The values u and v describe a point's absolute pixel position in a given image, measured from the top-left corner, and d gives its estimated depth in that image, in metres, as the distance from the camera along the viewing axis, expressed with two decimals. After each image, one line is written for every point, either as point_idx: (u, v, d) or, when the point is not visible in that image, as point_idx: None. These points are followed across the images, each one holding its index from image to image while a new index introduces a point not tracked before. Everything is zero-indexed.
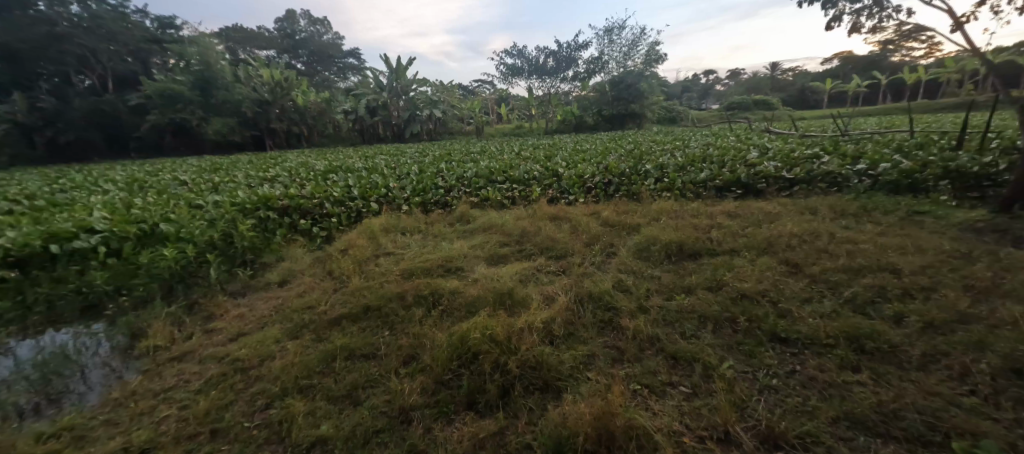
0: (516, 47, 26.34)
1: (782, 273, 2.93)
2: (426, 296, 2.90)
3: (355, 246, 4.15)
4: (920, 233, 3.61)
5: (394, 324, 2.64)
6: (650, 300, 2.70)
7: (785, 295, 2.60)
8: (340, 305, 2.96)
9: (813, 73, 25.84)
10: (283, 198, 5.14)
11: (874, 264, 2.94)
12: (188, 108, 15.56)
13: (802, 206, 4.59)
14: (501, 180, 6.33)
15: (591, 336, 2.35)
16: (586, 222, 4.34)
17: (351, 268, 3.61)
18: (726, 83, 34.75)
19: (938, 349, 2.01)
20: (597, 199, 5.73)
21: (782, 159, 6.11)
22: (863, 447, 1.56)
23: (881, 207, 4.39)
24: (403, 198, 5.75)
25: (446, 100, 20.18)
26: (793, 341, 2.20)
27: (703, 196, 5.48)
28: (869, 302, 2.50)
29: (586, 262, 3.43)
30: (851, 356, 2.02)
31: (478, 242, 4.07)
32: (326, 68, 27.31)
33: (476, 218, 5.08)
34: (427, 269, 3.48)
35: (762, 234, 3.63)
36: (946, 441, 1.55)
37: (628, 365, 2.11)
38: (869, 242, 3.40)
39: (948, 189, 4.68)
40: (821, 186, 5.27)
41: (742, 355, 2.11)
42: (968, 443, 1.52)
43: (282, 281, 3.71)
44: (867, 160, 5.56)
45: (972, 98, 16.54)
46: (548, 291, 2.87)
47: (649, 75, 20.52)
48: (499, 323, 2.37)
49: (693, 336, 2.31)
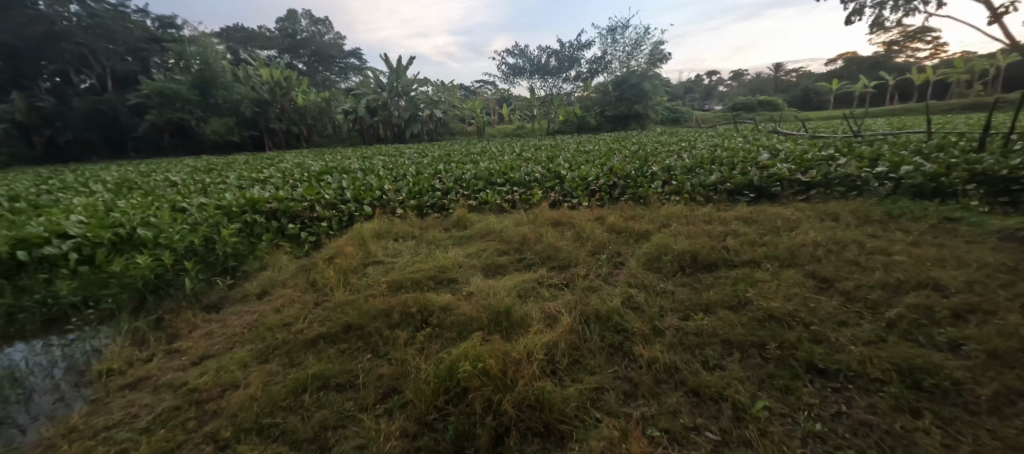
0: (518, 47, 26.00)
1: (811, 289, 2.62)
2: (414, 312, 2.60)
3: (343, 254, 3.85)
4: (958, 243, 3.29)
5: (377, 346, 2.36)
6: (665, 320, 2.40)
7: (819, 317, 2.30)
8: (321, 322, 2.68)
9: (819, 74, 25.47)
10: (271, 200, 4.81)
11: (914, 279, 2.63)
12: (186, 108, 15.34)
13: (821, 212, 4.28)
14: (501, 182, 6.04)
15: (599, 364, 2.06)
16: (591, 228, 4.04)
17: (336, 278, 3.33)
18: (729, 85, 34.38)
19: (1012, 388, 1.71)
20: (601, 202, 5.44)
21: (796, 161, 5.81)
22: None
23: (909, 213, 4.07)
24: (397, 201, 5.44)
25: (446, 100, 19.91)
26: (833, 372, 1.91)
27: (714, 200, 5.17)
28: (915, 325, 2.19)
29: (591, 274, 3.13)
30: (906, 394, 1.72)
31: (475, 250, 3.77)
32: (327, 68, 27.06)
33: (474, 223, 4.78)
34: (419, 280, 3.18)
35: (783, 243, 3.33)
36: None
37: (643, 401, 1.82)
38: (904, 253, 3.08)
39: (978, 194, 4.34)
40: (839, 190, 4.96)
41: (776, 391, 1.81)
42: None
43: (262, 292, 3.40)
44: (888, 161, 5.23)
45: (983, 99, 15.77)
46: (549, 309, 2.57)
47: (652, 75, 20.20)
48: (494, 349, 2.06)
49: (716, 366, 2.01)
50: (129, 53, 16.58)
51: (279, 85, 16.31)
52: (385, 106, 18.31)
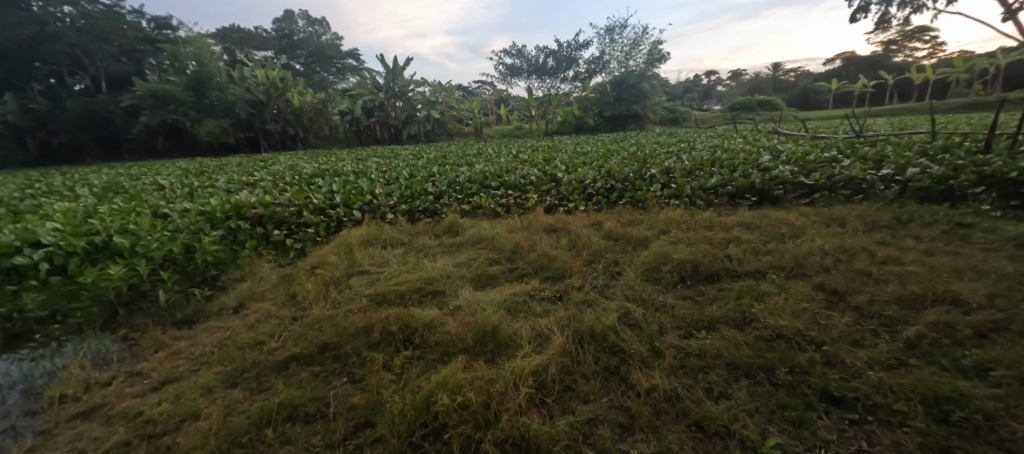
0: (515, 47, 25.78)
1: (822, 304, 2.45)
2: (396, 331, 2.42)
3: (326, 264, 3.66)
4: (972, 251, 3.12)
5: (354, 369, 2.19)
6: (664, 339, 2.23)
7: (832, 336, 2.13)
8: (296, 340, 2.50)
9: (817, 74, 25.36)
10: (257, 205, 4.57)
11: (931, 292, 2.46)
12: (180, 109, 15.07)
13: (827, 217, 4.10)
14: (495, 185, 5.85)
15: (594, 392, 1.91)
16: (587, 235, 3.85)
17: (315, 291, 3.13)
18: (727, 85, 34.27)
19: None
20: (599, 207, 5.25)
21: (798, 163, 5.64)
22: None
23: (918, 218, 3.89)
24: (388, 205, 5.24)
25: (444, 101, 19.69)
26: (850, 401, 1.76)
27: (715, 203, 5.00)
28: (935, 344, 2.04)
29: (587, 286, 2.94)
30: (933, 430, 1.58)
31: (464, 259, 3.57)
32: (324, 69, 26.90)
33: (466, 229, 4.59)
34: (404, 293, 3.00)
35: (790, 252, 3.14)
36: None
37: (640, 437, 1.68)
38: (918, 263, 2.90)
39: (988, 197, 4.16)
40: (844, 193, 4.78)
41: (787, 426, 1.67)
42: None
43: (238, 306, 3.20)
44: (893, 163, 5.05)
45: (984, 99, 15.63)
46: (541, 327, 2.40)
47: (651, 75, 20.02)
48: (476, 379, 1.91)
49: (721, 395, 1.86)
50: (124, 54, 16.18)
51: (275, 85, 16.08)
52: (382, 107, 18.09)
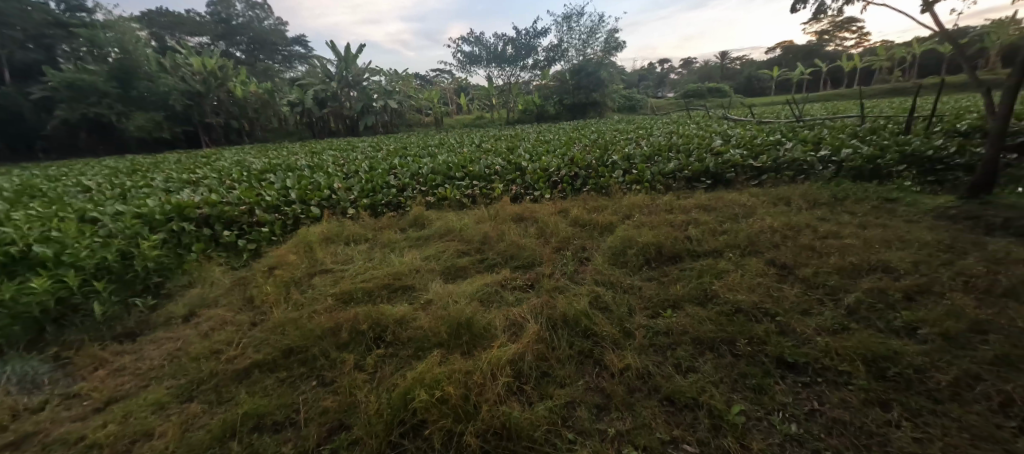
0: (473, 34, 25.35)
1: (774, 278, 2.63)
2: (366, 329, 2.38)
3: (285, 264, 3.51)
4: (898, 223, 3.43)
5: (323, 371, 2.14)
6: (634, 320, 2.32)
7: (784, 307, 2.30)
8: (258, 345, 2.40)
9: (760, 62, 26.74)
10: (202, 204, 4.27)
11: (866, 262, 2.70)
12: (103, 102, 13.80)
13: (774, 197, 4.38)
14: (460, 176, 5.80)
15: (569, 375, 1.97)
16: (554, 223, 3.91)
17: (275, 294, 3.00)
18: (680, 72, 35.40)
19: (970, 373, 1.76)
20: (564, 195, 5.33)
21: (746, 147, 5.97)
22: None
23: (852, 195, 4.24)
24: (349, 200, 5.06)
25: (401, 91, 19.16)
26: (802, 366, 1.92)
27: (674, 187, 5.20)
28: (872, 308, 2.25)
29: (557, 273, 3.00)
30: (874, 386, 1.76)
31: (432, 252, 3.53)
32: (268, 56, 25.36)
33: (432, 221, 4.53)
34: (372, 290, 2.93)
35: (744, 231, 3.33)
36: None
37: (616, 415, 1.76)
38: (854, 236, 3.16)
39: (910, 174, 4.58)
40: (788, 174, 5.11)
41: (749, 393, 1.80)
42: None
43: (188, 315, 3.01)
44: (830, 145, 5.45)
45: (905, 85, 17.08)
46: (514, 316, 2.43)
47: (608, 63, 20.34)
48: (450, 375, 1.91)
49: (689, 368, 1.98)
50: (30, 40, 14.55)
51: (214, 75, 14.97)
52: (336, 97, 17.34)
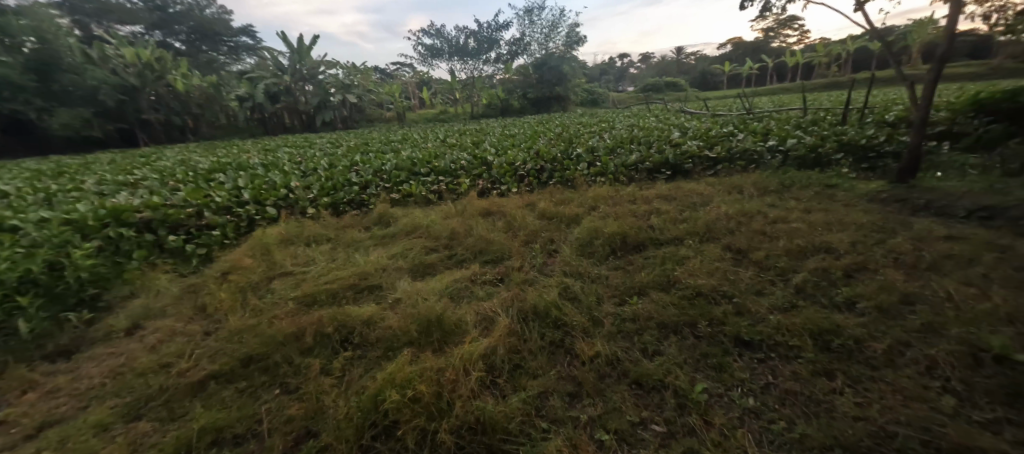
0: (433, 26, 24.89)
1: (730, 262, 2.79)
2: (331, 332, 2.35)
3: (240, 268, 3.37)
4: (837, 207, 3.71)
5: (287, 379, 2.09)
6: (602, 309, 2.41)
7: (740, 288, 2.45)
8: (213, 356, 2.31)
9: (713, 57, 27.86)
10: (142, 207, 4.00)
11: (811, 244, 2.90)
12: (20, 98, 12.06)
13: (728, 185, 4.61)
14: (425, 172, 5.73)
15: (542, 366, 2.03)
16: (521, 216, 3.96)
17: (231, 301, 2.88)
18: (639, 66, 36.25)
19: (901, 341, 1.95)
20: (531, 188, 5.39)
21: (702, 138, 6.24)
22: None
23: (797, 182, 4.53)
24: (308, 199, 4.88)
25: (360, 84, 18.63)
26: (757, 344, 2.06)
27: (636, 179, 5.36)
28: (818, 286, 2.43)
29: (526, 266, 3.05)
30: (821, 358, 1.91)
31: (400, 250, 3.49)
32: (212, 48, 23.72)
33: (398, 219, 4.47)
34: (338, 291, 2.88)
35: (702, 219, 3.50)
36: None
37: (588, 401, 1.83)
38: (800, 220, 3.39)
39: (846, 162, 4.95)
40: (740, 164, 5.38)
41: (710, 371, 1.92)
42: None
43: (132, 327, 2.82)
44: (777, 135, 5.79)
45: (842, 79, 18.34)
46: (485, 311, 2.47)
47: (570, 57, 20.57)
48: (420, 375, 1.92)
49: (655, 351, 2.08)
50: None
51: (150, 67, 13.92)
52: (289, 92, 16.60)
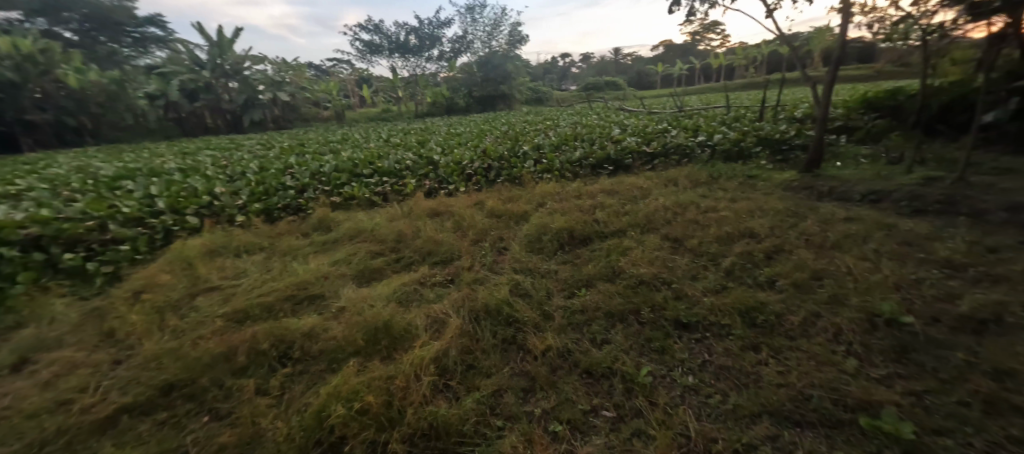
0: (371, 22, 24.10)
1: (668, 250, 2.98)
2: (268, 349, 2.24)
3: (156, 286, 3.04)
4: (758, 196, 4.07)
5: (217, 404, 1.94)
6: (552, 303, 2.49)
7: (677, 274, 2.63)
8: (125, 386, 2.05)
9: (647, 58, 29.37)
10: (26, 221, 3.22)
11: (738, 231, 3.16)
12: None
13: (664, 178, 4.90)
14: (368, 172, 5.57)
15: (495, 364, 2.06)
16: (470, 215, 3.97)
17: (146, 323, 2.59)
18: (579, 66, 37.39)
19: (813, 312, 2.19)
20: (478, 187, 5.39)
21: (640, 135, 6.56)
22: (787, 440, 1.55)
23: (724, 174, 4.89)
24: (238, 205, 4.52)
25: (292, 82, 17.70)
26: (694, 325, 2.23)
27: (581, 174, 5.54)
28: (743, 268, 2.67)
29: (476, 266, 3.07)
30: (749, 334, 2.10)
31: (342, 256, 3.38)
32: (111, 37, 18.61)
33: (340, 223, 4.31)
34: (274, 304, 2.73)
35: (642, 211, 3.69)
36: (854, 417, 1.61)
37: (542, 394, 1.88)
38: (727, 209, 3.68)
39: (765, 155, 5.44)
40: (675, 158, 5.72)
41: (654, 355, 2.05)
42: (872, 416, 1.59)
43: (17, 365, 2.32)
44: (705, 131, 6.22)
45: (759, 80, 20.10)
46: (436, 314, 2.47)
47: (514, 56, 20.80)
48: (367, 384, 1.88)
49: (603, 340, 2.18)
50: None
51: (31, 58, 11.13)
52: (210, 88, 15.37)
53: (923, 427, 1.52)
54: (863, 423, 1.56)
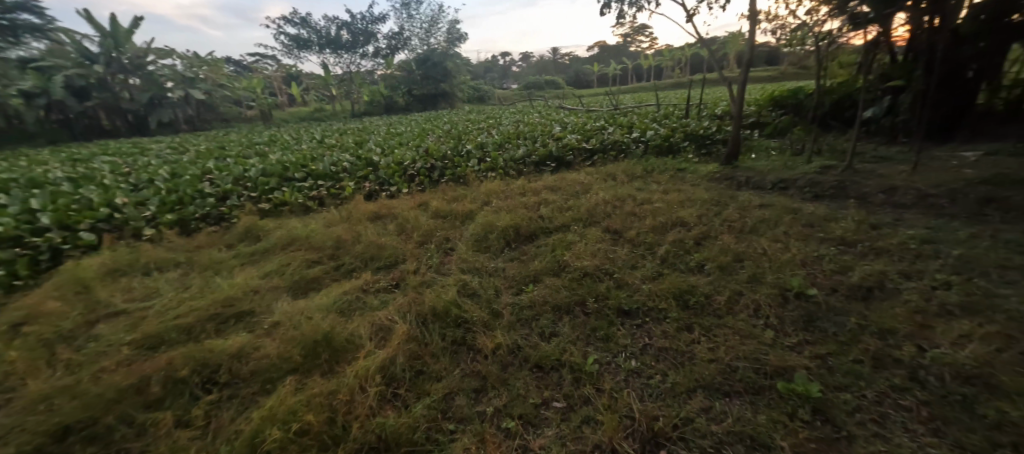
0: (298, 15, 22.75)
1: (609, 242, 3.14)
2: (187, 375, 2.03)
3: (43, 314, 2.63)
4: (687, 187, 4.37)
5: (127, 444, 1.73)
6: (501, 300, 2.54)
7: (618, 265, 2.79)
8: (5, 436, 1.76)
9: (585, 59, 30.32)
10: None
11: (671, 220, 3.39)
12: None
13: (603, 174, 5.11)
14: (300, 176, 5.30)
15: (444, 367, 2.07)
16: (414, 217, 3.92)
17: (31, 360, 2.24)
18: (520, 65, 37.79)
19: (737, 291, 2.42)
20: (422, 187, 5.32)
21: (580, 132, 6.79)
22: (718, 411, 1.70)
23: (657, 168, 5.19)
24: (146, 217, 4.07)
25: (207, 78, 16.20)
26: (635, 311, 2.37)
27: (525, 172, 5.64)
28: (677, 255, 2.87)
29: (423, 268, 3.05)
30: (683, 316, 2.27)
31: (275, 267, 3.20)
32: None
33: (270, 232, 4.05)
34: (193, 326, 2.50)
35: (584, 206, 3.84)
36: (772, 383, 1.79)
37: (494, 392, 1.91)
38: (660, 200, 3.92)
39: (691, 148, 5.87)
40: (612, 154, 5.98)
41: (599, 343, 2.16)
42: (787, 380, 1.79)
43: None
44: (638, 128, 6.56)
45: (686, 80, 21.46)
46: (381, 320, 2.43)
47: (454, 54, 20.60)
48: (306, 403, 1.81)
49: (551, 333, 2.26)
50: None
51: None
52: (105, 85, 13.64)
53: (827, 385, 1.73)
54: (781, 389, 1.74)
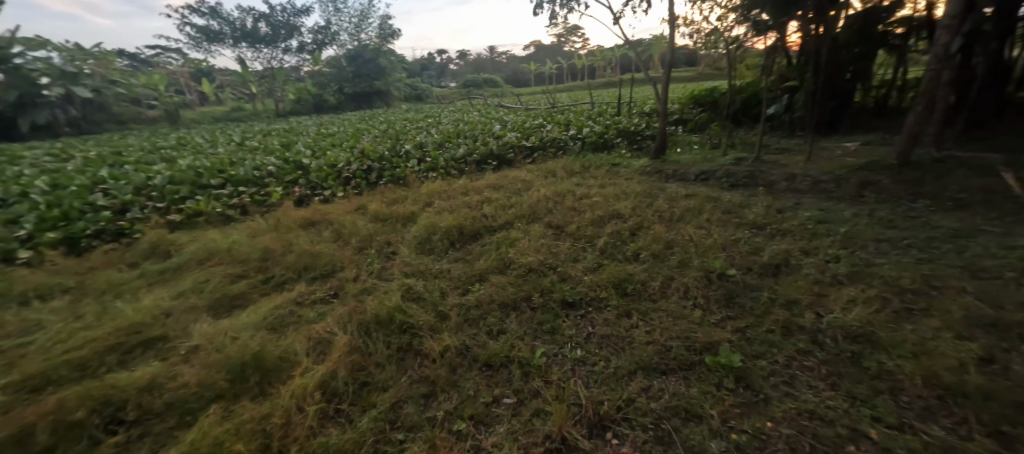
0: (205, 5, 20.82)
1: (550, 237, 3.24)
2: (81, 419, 1.76)
3: None
4: (621, 181, 4.61)
5: None
6: (447, 302, 2.55)
7: (560, 259, 2.89)
8: None
9: (520, 58, 30.79)
10: None
11: (607, 214, 3.55)
12: None
13: (543, 170, 5.25)
14: (218, 182, 4.92)
15: (390, 376, 2.04)
16: (352, 222, 3.79)
17: None
18: (458, 63, 37.52)
19: (669, 276, 2.61)
20: (358, 190, 5.14)
21: (519, 131, 6.89)
22: (656, 389, 1.83)
23: (594, 164, 5.41)
24: (19, 236, 3.50)
25: (95, 74, 13.96)
26: (578, 303, 2.48)
27: (466, 171, 5.63)
28: (613, 246, 3.03)
29: (363, 275, 2.97)
30: (622, 304, 2.41)
31: (193, 285, 2.95)
32: None
33: (182, 246, 3.70)
34: (91, 360, 2.17)
35: (525, 203, 3.93)
36: (700, 359, 1.96)
37: (443, 396, 1.92)
38: (597, 195, 4.10)
39: (623, 144, 6.18)
40: (551, 151, 6.13)
41: (545, 336, 2.23)
42: (714, 354, 1.96)
43: None
44: (574, 126, 6.79)
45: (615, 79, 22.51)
46: (317, 335, 2.34)
47: (388, 51, 19.99)
48: (241, 427, 1.69)
49: (499, 331, 2.30)
50: None
51: None
52: None
53: (747, 355, 1.93)
54: (708, 362, 1.91)
